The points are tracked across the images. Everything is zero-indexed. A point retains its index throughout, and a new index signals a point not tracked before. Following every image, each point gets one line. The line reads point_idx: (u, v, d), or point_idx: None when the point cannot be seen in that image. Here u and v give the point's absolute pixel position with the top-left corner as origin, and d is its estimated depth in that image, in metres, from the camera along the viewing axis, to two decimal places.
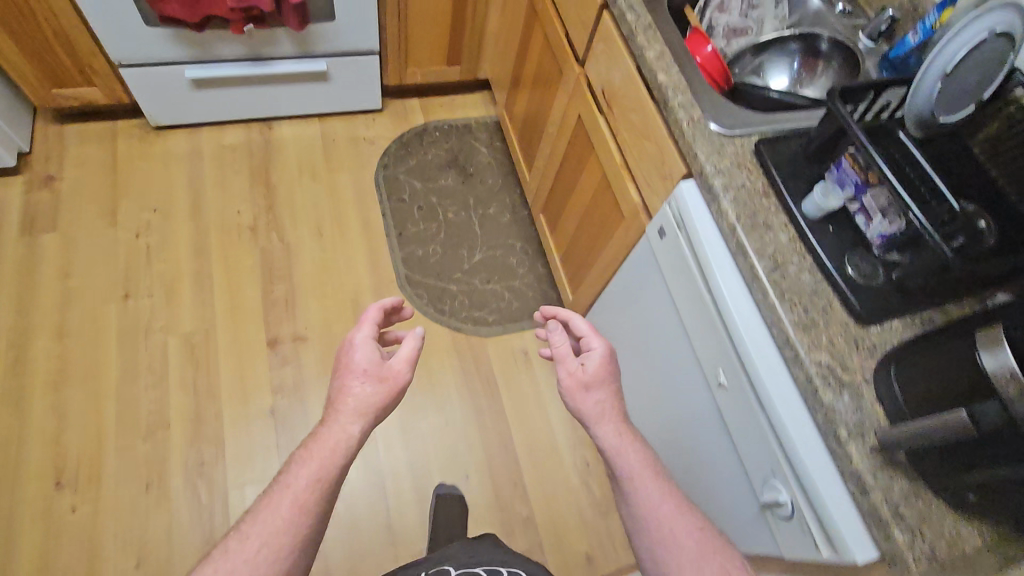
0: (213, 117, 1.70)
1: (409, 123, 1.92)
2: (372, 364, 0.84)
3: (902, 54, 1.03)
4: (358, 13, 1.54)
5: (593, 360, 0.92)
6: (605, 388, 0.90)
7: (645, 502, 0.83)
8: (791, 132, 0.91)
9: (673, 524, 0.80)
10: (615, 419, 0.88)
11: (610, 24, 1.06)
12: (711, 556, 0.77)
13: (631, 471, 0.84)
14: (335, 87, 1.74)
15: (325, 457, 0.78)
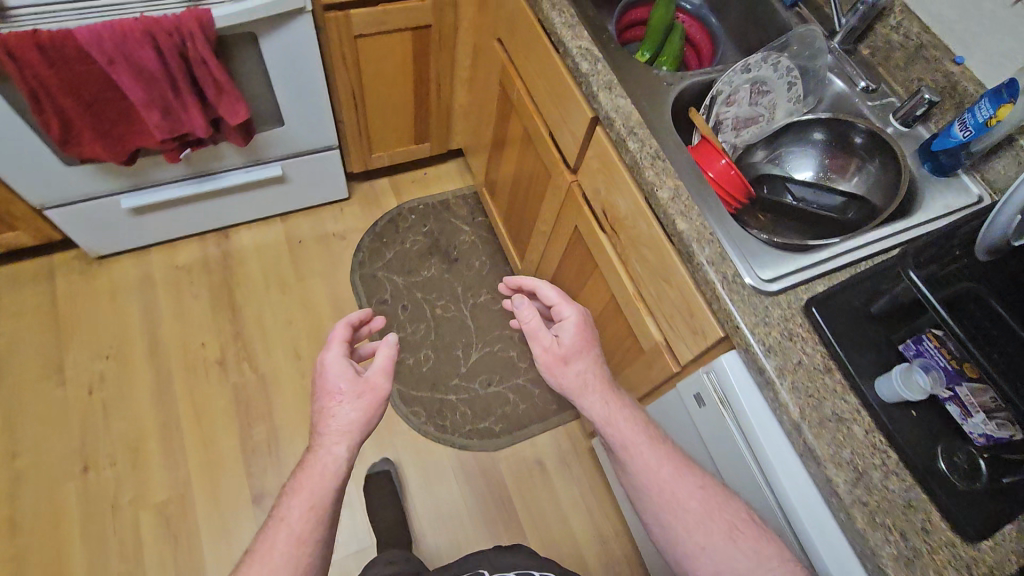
0: (161, 237, 1.50)
1: (381, 209, 1.75)
2: (345, 374, 0.70)
3: (946, 148, 0.89)
4: (310, 114, 1.35)
5: (572, 333, 0.77)
6: (587, 362, 0.76)
7: (645, 475, 0.73)
8: (840, 280, 0.78)
9: (678, 496, 0.72)
10: (602, 389, 0.76)
11: (604, 139, 0.92)
12: (717, 514, 0.71)
13: (625, 443, 0.74)
14: (295, 187, 1.55)
15: (313, 488, 0.67)
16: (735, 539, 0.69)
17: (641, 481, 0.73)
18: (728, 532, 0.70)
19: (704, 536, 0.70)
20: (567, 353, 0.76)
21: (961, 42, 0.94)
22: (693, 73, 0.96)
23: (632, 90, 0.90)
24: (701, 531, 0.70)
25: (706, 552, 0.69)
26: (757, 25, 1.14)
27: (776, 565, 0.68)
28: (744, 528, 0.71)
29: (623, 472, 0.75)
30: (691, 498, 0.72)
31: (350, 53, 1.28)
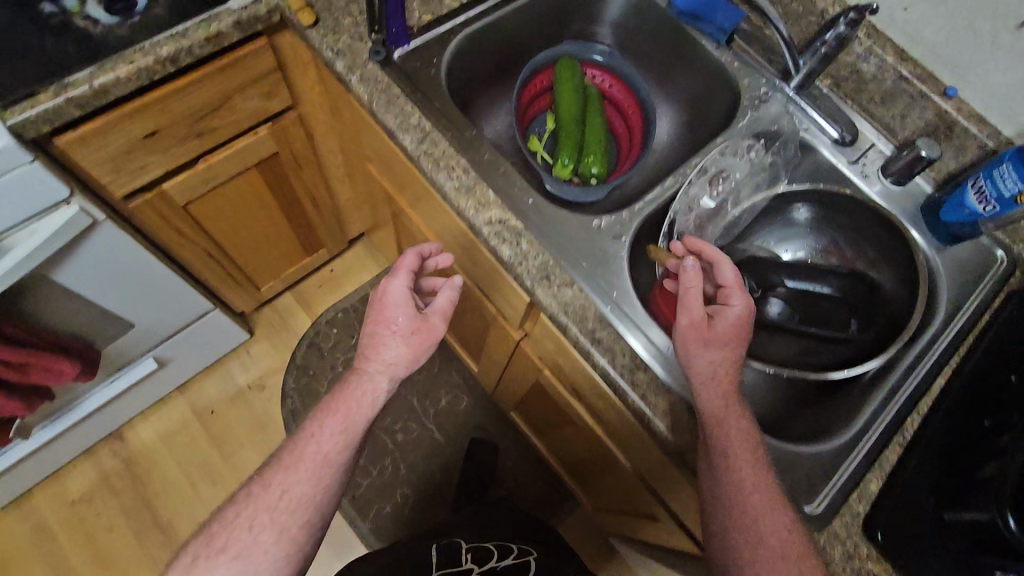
0: (39, 475, 1.22)
1: (293, 336, 1.47)
2: (404, 305, 0.68)
3: (958, 221, 0.73)
4: (164, 301, 1.05)
5: (728, 324, 0.60)
6: (729, 359, 0.59)
7: (729, 484, 0.55)
8: (894, 468, 0.63)
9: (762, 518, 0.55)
10: (730, 392, 0.58)
11: (554, 330, 0.70)
12: (792, 561, 0.53)
13: (728, 443, 0.57)
14: (183, 362, 1.26)
15: (346, 410, 0.66)
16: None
17: (722, 484, 0.56)
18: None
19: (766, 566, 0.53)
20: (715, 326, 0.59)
21: (952, 70, 0.74)
22: (643, 198, 0.73)
23: (576, 266, 0.67)
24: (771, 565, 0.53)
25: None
26: (686, 66, 0.89)
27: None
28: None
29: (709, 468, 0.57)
30: (773, 529, 0.54)
31: (186, 221, 0.97)
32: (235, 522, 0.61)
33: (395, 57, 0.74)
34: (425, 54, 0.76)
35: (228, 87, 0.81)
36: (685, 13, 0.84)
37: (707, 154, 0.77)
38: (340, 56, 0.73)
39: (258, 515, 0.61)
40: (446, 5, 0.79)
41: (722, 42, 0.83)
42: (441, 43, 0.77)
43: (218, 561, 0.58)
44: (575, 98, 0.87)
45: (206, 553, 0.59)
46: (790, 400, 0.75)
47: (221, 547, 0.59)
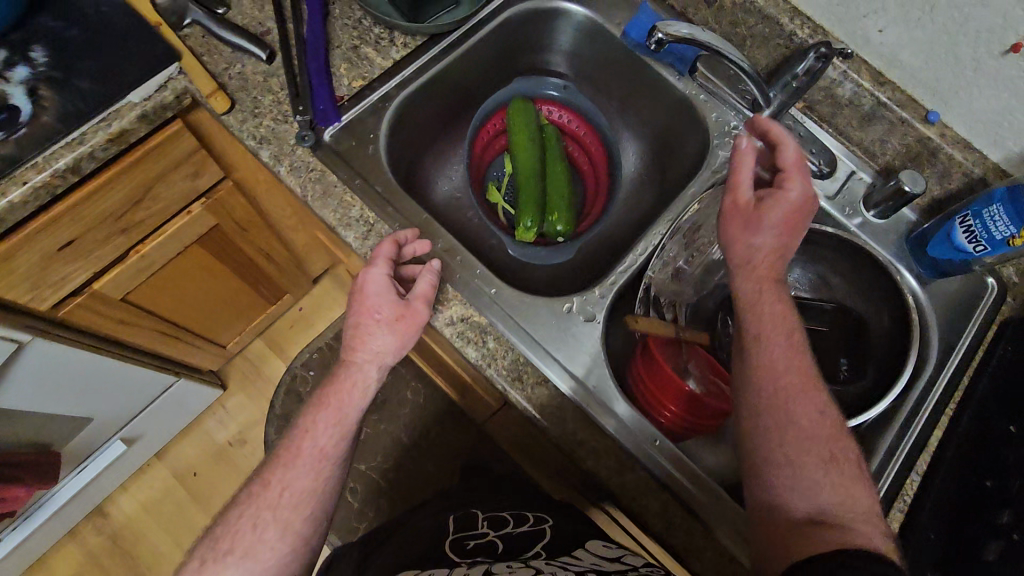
0: (25, 564, 1.18)
1: (268, 382, 1.41)
2: (384, 295, 0.59)
3: (947, 258, 0.69)
4: (122, 389, 0.99)
5: (780, 207, 0.60)
6: (780, 243, 0.61)
7: (759, 358, 0.58)
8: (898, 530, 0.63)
9: (797, 398, 0.56)
10: (765, 278, 0.61)
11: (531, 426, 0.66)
12: (826, 440, 0.55)
13: (760, 319, 0.59)
14: (156, 432, 1.21)
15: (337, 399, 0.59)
16: (831, 472, 0.54)
17: (751, 356, 0.59)
18: (825, 470, 0.54)
19: (791, 444, 0.55)
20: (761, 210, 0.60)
21: (934, 95, 0.68)
22: (615, 270, 0.69)
23: (552, 357, 0.63)
24: (796, 446, 0.55)
25: (788, 465, 0.54)
26: (650, 98, 0.82)
27: (862, 516, 0.52)
28: (846, 463, 0.54)
29: (746, 339, 0.60)
30: (803, 412, 0.56)
31: (126, 309, 0.89)
32: (235, 525, 0.57)
33: (326, 137, 0.67)
34: (359, 128, 0.68)
35: (147, 176, 0.72)
36: (641, 44, 0.77)
37: (674, 215, 0.73)
38: (263, 144, 0.65)
39: (259, 515, 0.56)
40: (378, 65, 0.71)
41: (684, 73, 0.77)
42: (377, 111, 0.69)
43: (224, 565, 0.55)
44: (533, 145, 0.80)
45: (211, 557, 0.55)
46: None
47: (225, 551, 0.55)
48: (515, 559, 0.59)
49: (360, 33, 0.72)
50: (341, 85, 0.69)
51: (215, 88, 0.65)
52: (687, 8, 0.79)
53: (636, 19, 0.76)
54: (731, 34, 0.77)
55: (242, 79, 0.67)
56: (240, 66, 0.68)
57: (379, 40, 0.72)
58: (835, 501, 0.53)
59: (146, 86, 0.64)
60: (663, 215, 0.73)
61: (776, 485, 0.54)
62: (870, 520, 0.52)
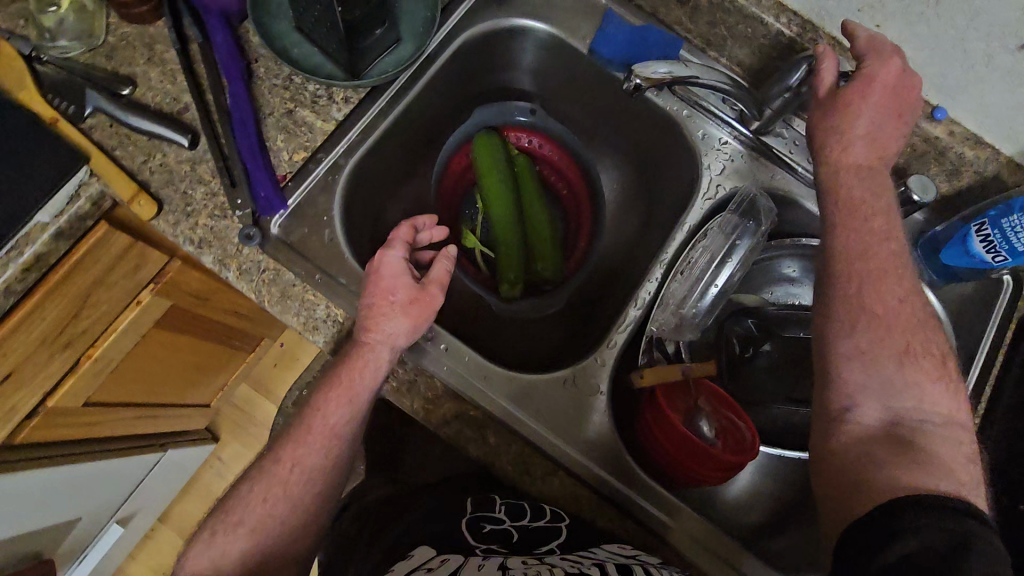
0: None
1: (261, 426, 1.36)
2: (402, 277, 0.56)
3: (964, 266, 0.65)
4: (106, 484, 0.94)
5: (869, 96, 0.52)
6: (879, 130, 0.53)
7: (846, 247, 0.52)
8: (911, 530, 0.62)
9: (881, 286, 0.51)
10: (859, 173, 0.53)
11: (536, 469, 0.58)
12: (900, 335, 0.51)
13: (844, 208, 0.53)
14: (153, 504, 1.17)
15: (350, 379, 0.55)
16: (911, 369, 0.50)
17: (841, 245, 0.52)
18: (907, 374, 0.50)
19: (874, 342, 0.50)
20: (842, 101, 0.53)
21: (940, 88, 0.61)
22: (616, 329, 0.63)
23: (558, 445, 0.58)
24: (879, 346, 0.50)
25: (860, 363, 0.50)
26: (625, 113, 0.74)
27: (940, 424, 0.49)
28: (925, 357, 0.50)
29: (835, 227, 0.53)
30: (890, 301, 0.51)
31: (89, 414, 0.81)
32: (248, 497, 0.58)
33: (273, 230, 0.59)
34: (309, 211, 0.60)
35: (77, 289, 0.63)
36: (614, 58, 0.69)
37: (673, 249, 0.67)
38: (204, 249, 0.58)
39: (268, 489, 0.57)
40: (319, 130, 0.62)
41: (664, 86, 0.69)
42: (326, 187, 0.61)
43: (233, 535, 0.57)
44: (502, 178, 0.72)
45: (220, 528, 0.58)
46: (805, 489, 0.70)
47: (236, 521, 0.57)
48: (528, 557, 0.54)
49: (292, 94, 0.62)
50: (281, 162, 0.61)
51: (136, 191, 0.56)
52: (657, 8, 0.70)
53: (602, 32, 0.68)
54: (709, 35, 0.70)
55: (166, 173, 0.58)
56: (160, 156, 0.59)
57: (316, 100, 0.63)
58: (914, 404, 0.49)
59: (53, 203, 0.55)
60: (660, 251, 0.66)
61: (847, 384, 0.50)
62: (948, 423, 0.49)
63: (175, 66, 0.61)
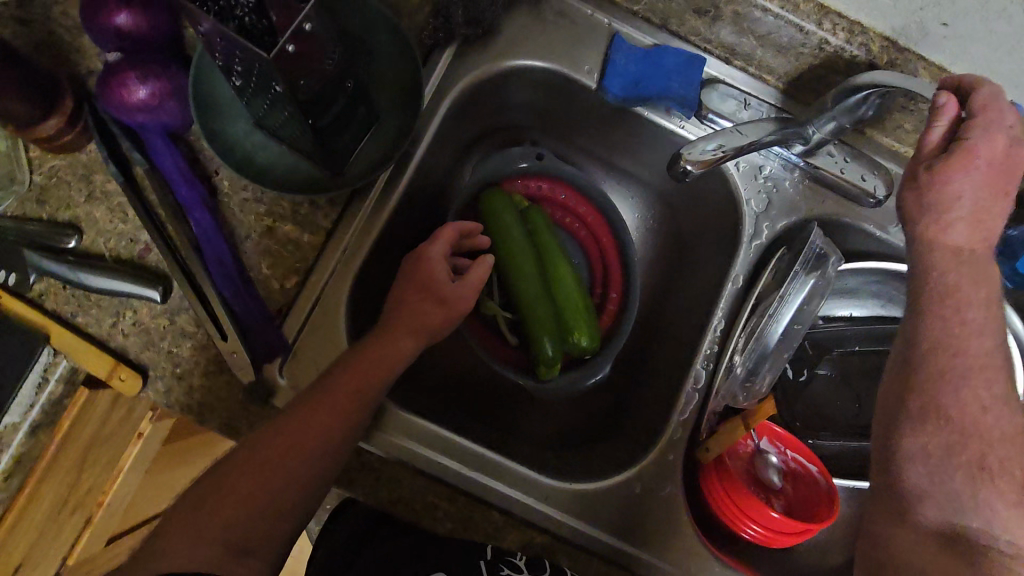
0: None
1: None
2: (438, 271, 0.55)
3: None
4: None
5: (974, 174, 0.45)
6: (983, 212, 0.46)
7: (931, 331, 0.47)
8: None
9: (962, 383, 0.45)
10: (960, 262, 0.47)
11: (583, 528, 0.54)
12: (981, 440, 0.45)
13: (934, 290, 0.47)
14: None
15: (372, 367, 0.50)
16: (983, 488, 0.44)
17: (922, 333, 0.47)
18: (977, 493, 0.44)
19: (940, 442, 0.45)
20: (944, 175, 0.45)
21: (1016, 87, 0.52)
22: (676, 413, 0.58)
23: (633, 553, 0.54)
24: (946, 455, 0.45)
25: (933, 466, 0.45)
26: (647, 143, 0.64)
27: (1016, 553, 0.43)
28: (1000, 476, 0.44)
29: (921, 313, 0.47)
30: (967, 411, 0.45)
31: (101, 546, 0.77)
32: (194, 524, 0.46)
33: (280, 381, 0.52)
34: (314, 345, 0.52)
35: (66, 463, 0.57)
36: (630, 95, 0.59)
37: (724, 312, 0.60)
38: (207, 415, 0.50)
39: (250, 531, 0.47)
40: (308, 245, 0.53)
41: (692, 116, 0.59)
42: (329, 313, 0.53)
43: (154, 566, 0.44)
44: (516, 248, 0.63)
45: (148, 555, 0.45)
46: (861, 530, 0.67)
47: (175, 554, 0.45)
48: None
49: (268, 207, 0.52)
50: (273, 293, 0.52)
51: (114, 366, 0.48)
52: (669, 20, 0.59)
53: (613, 66, 0.58)
54: (732, 44, 0.59)
55: (142, 334, 0.50)
56: (129, 314, 0.50)
57: (297, 208, 0.53)
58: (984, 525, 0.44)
59: (19, 399, 0.49)
60: (711, 316, 0.60)
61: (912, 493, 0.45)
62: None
63: (122, 199, 0.51)
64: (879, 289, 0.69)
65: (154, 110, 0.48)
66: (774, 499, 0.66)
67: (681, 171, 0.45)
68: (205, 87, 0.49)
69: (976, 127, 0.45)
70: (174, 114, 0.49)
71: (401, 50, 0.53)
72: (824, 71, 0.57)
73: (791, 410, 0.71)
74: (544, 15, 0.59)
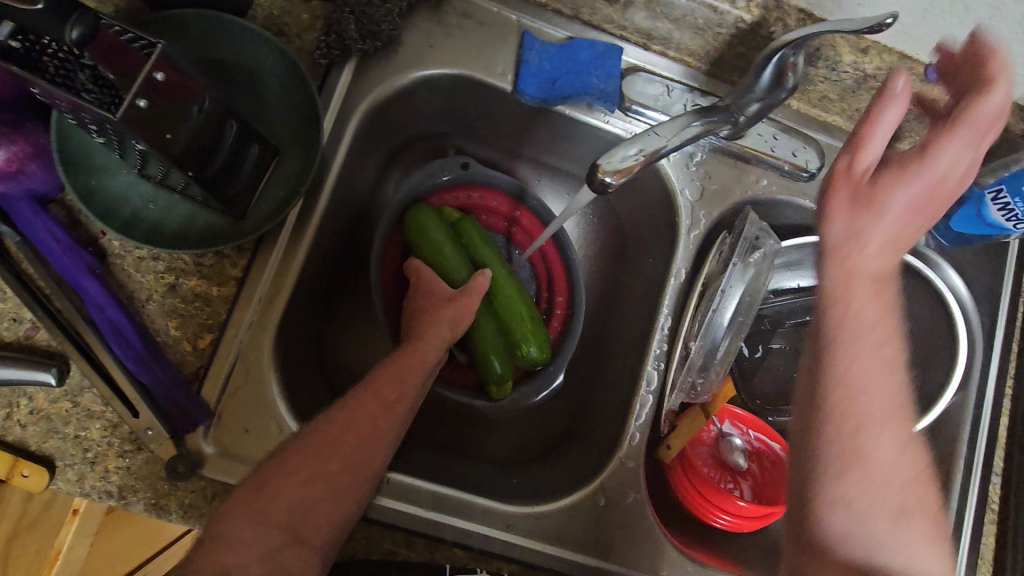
0: None
1: None
2: (441, 284, 0.57)
3: (983, 232, 0.59)
4: None
5: (912, 190, 0.38)
6: (907, 229, 0.39)
7: (829, 398, 0.39)
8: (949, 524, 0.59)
9: (882, 430, 0.39)
10: (883, 273, 0.39)
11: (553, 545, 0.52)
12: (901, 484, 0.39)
13: (843, 320, 0.39)
14: None
15: (402, 375, 0.51)
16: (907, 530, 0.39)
17: (842, 377, 0.39)
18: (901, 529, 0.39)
19: (865, 485, 0.39)
20: (888, 191, 0.38)
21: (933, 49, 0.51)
22: (632, 420, 0.56)
23: (603, 568, 0.52)
24: (870, 488, 0.39)
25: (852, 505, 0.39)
26: (572, 141, 0.61)
27: None
28: None
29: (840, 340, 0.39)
30: (890, 452, 0.39)
31: None
32: None
33: (206, 449, 0.47)
34: (240, 404, 0.48)
35: None
36: (548, 95, 0.56)
37: (671, 308, 0.59)
38: (130, 499, 0.45)
39: None
40: (218, 298, 0.48)
41: (615, 110, 0.57)
42: (252, 366, 0.49)
43: None
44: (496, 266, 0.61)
45: None
46: None
47: None
48: None
49: (169, 263, 0.48)
50: (185, 356, 0.48)
51: (14, 461, 0.44)
52: (580, 11, 0.56)
53: (527, 67, 0.55)
54: (649, 28, 0.56)
55: (43, 422, 0.46)
56: (25, 401, 0.45)
57: (201, 262, 0.48)
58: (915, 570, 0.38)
59: None
60: (657, 314, 0.59)
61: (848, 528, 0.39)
62: None
63: None
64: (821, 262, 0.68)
65: (14, 177, 0.43)
66: (741, 483, 0.63)
67: (598, 186, 0.41)
68: (72, 144, 0.44)
69: (982, 98, 0.38)
70: (40, 177, 0.45)
71: (292, 76, 0.49)
72: (744, 51, 0.55)
73: (750, 389, 0.70)
74: (448, 19, 0.55)
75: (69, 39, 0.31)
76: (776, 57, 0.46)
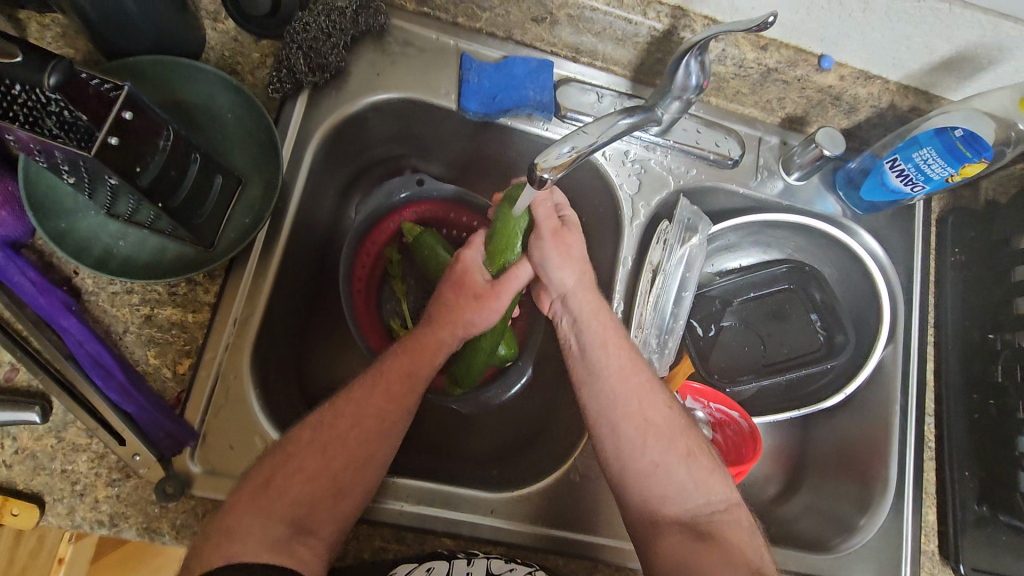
0: None
1: None
2: (480, 278, 0.56)
3: (888, 198, 0.66)
4: None
5: (577, 235, 0.58)
6: (579, 280, 0.57)
7: (600, 378, 0.56)
8: (892, 465, 0.65)
9: (641, 400, 0.55)
10: (596, 306, 0.57)
11: (540, 528, 0.55)
12: (676, 436, 0.54)
13: (600, 340, 0.56)
14: None
15: (394, 364, 0.54)
16: (692, 466, 0.53)
17: (599, 400, 0.55)
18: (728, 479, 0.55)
19: (633, 436, 0.54)
20: (562, 242, 0.56)
21: (823, 41, 0.58)
22: None
23: (585, 540, 0.56)
24: (646, 435, 0.54)
25: (659, 469, 0.53)
26: (517, 151, 0.66)
27: (724, 509, 0.52)
28: None
29: (584, 381, 0.56)
30: (661, 413, 0.55)
31: None
32: None
33: (194, 468, 0.49)
34: (224, 422, 0.50)
35: None
36: (489, 109, 0.61)
37: (623, 292, 0.65)
38: (122, 525, 0.47)
39: None
40: (194, 324, 0.51)
41: (552, 117, 0.62)
42: (232, 385, 0.51)
43: None
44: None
45: None
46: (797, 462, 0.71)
47: None
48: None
49: (143, 296, 0.50)
50: (166, 383, 0.50)
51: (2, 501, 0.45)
52: (512, 32, 0.61)
53: (467, 85, 0.60)
54: (576, 43, 0.62)
55: (29, 460, 0.47)
56: (9, 440, 0.47)
57: (174, 291, 0.51)
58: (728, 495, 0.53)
59: None
60: (612, 299, 0.65)
61: (647, 463, 0.53)
62: (727, 505, 0.52)
63: None
64: (756, 239, 0.72)
65: None
66: None
67: (538, 180, 0.46)
68: (40, 190, 0.46)
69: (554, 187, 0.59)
70: (11, 224, 0.47)
71: (249, 110, 0.53)
72: (660, 57, 0.61)
73: (707, 365, 0.69)
74: (390, 48, 0.60)
75: (46, 84, 0.35)
76: (697, 51, 0.52)
